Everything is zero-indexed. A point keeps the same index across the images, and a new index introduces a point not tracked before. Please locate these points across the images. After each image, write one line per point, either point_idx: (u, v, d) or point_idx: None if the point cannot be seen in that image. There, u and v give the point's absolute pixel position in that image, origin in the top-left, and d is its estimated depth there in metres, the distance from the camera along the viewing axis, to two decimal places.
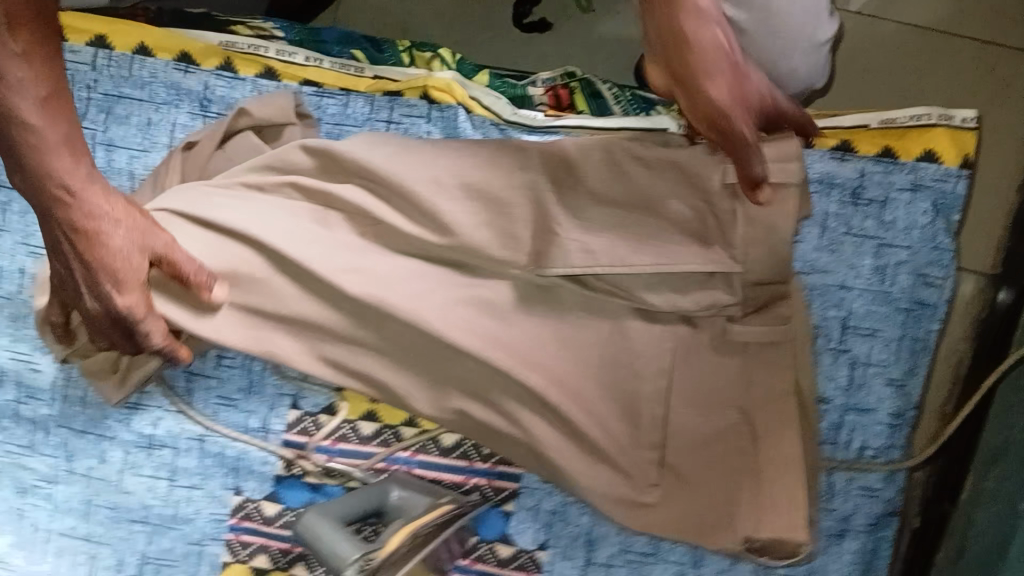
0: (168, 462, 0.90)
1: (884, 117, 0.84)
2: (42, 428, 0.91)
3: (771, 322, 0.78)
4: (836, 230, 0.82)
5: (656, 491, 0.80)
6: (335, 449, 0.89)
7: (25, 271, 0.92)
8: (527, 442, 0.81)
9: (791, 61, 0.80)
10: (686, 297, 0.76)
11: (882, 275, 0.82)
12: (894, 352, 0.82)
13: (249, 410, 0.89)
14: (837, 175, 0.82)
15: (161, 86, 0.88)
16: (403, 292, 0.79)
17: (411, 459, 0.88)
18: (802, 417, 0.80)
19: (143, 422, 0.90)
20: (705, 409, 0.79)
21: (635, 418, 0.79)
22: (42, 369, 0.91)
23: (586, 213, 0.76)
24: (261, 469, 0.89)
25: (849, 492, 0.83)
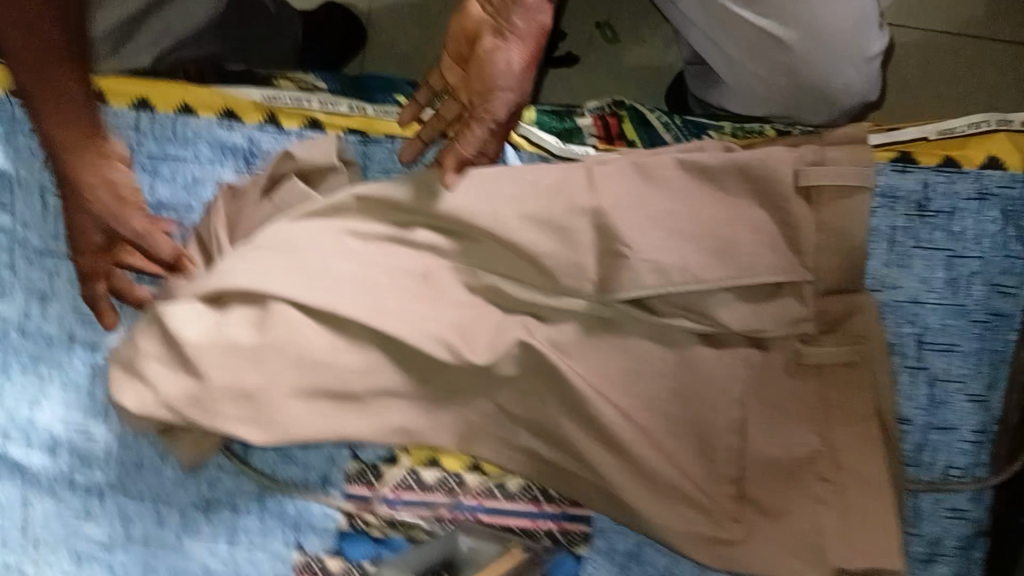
0: (227, 523, 0.87)
1: (941, 128, 0.82)
2: (96, 495, 0.89)
3: (845, 341, 0.78)
4: (905, 244, 0.79)
5: (737, 526, 0.77)
6: (399, 499, 0.86)
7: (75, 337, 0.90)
8: (598, 483, 0.78)
9: (844, 76, 0.74)
10: (759, 315, 0.76)
11: (955, 287, 0.79)
12: (974, 366, 0.79)
13: (308, 464, 0.87)
14: (900, 188, 0.80)
15: (205, 144, 0.88)
16: (472, 332, 0.77)
17: (477, 505, 0.85)
18: (885, 439, 0.77)
19: (200, 483, 0.88)
20: (785, 436, 0.76)
21: (711, 451, 0.77)
22: (97, 436, 0.88)
23: (649, 243, 0.74)
24: (323, 524, 0.86)
25: (937, 515, 0.80)
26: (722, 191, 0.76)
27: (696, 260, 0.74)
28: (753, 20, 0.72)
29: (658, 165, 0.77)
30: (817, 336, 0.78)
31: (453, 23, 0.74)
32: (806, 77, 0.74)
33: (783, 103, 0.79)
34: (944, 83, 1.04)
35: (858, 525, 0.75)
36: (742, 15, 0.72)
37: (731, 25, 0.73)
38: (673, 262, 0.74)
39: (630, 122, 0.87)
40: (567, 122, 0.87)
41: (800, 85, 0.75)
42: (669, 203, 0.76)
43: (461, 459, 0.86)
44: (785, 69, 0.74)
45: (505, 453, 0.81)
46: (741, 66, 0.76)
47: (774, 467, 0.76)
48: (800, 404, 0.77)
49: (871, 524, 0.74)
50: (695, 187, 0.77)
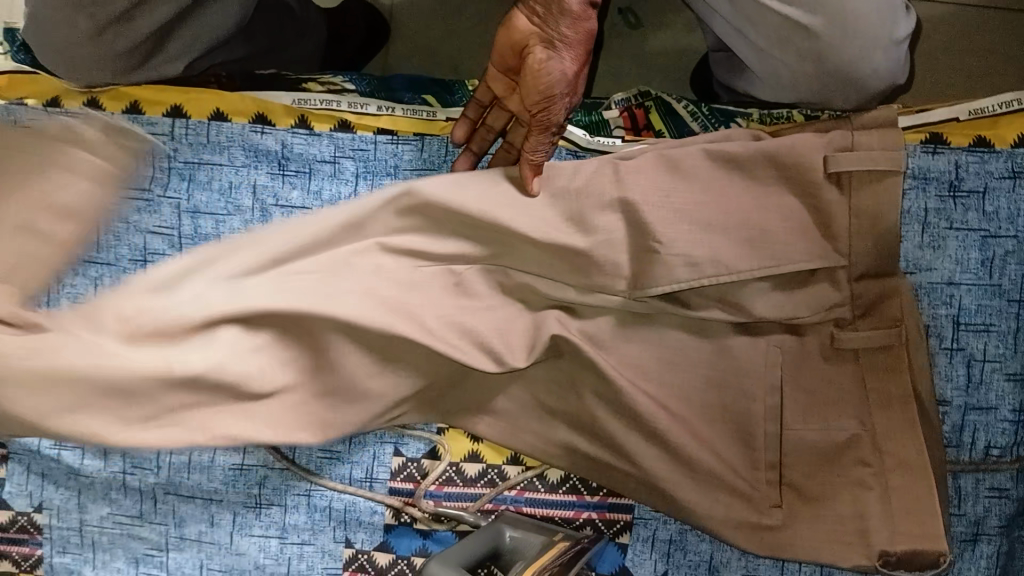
0: (277, 520, 0.90)
1: (971, 107, 0.82)
2: (149, 497, 0.91)
3: (883, 324, 0.77)
4: (939, 225, 0.79)
5: (778, 512, 0.78)
6: (443, 492, 0.88)
7: None
8: (638, 474, 0.79)
9: (872, 61, 0.74)
10: (793, 301, 0.76)
11: (990, 268, 0.79)
12: (1011, 345, 0.79)
13: (353, 461, 0.89)
14: (932, 169, 0.79)
15: (240, 148, 0.89)
16: (509, 329, 0.79)
17: (519, 498, 0.87)
18: (924, 421, 0.78)
19: (249, 483, 0.90)
20: (822, 421, 0.78)
21: (750, 439, 0.78)
22: None
23: (683, 235, 0.75)
24: (370, 519, 0.89)
25: (979, 495, 0.80)
26: (752, 180, 0.77)
27: (729, 250, 0.75)
28: (779, 9, 0.72)
29: (687, 155, 0.77)
30: (855, 320, 0.78)
31: (500, 33, 0.70)
32: (835, 64, 0.74)
33: (811, 92, 0.79)
34: (971, 57, 1.03)
35: (902, 508, 0.75)
36: (767, 4, 0.72)
37: (757, 16, 0.74)
38: (707, 253, 0.74)
39: (657, 113, 0.87)
40: (593, 115, 0.86)
41: (828, 73, 0.75)
42: (702, 193, 0.76)
43: (500, 452, 0.88)
44: (812, 56, 0.74)
45: (545, 445, 0.83)
46: (767, 54, 0.77)
47: (813, 453, 0.78)
48: (836, 388, 0.78)
49: (911, 507, 0.75)
50: (726, 176, 0.77)
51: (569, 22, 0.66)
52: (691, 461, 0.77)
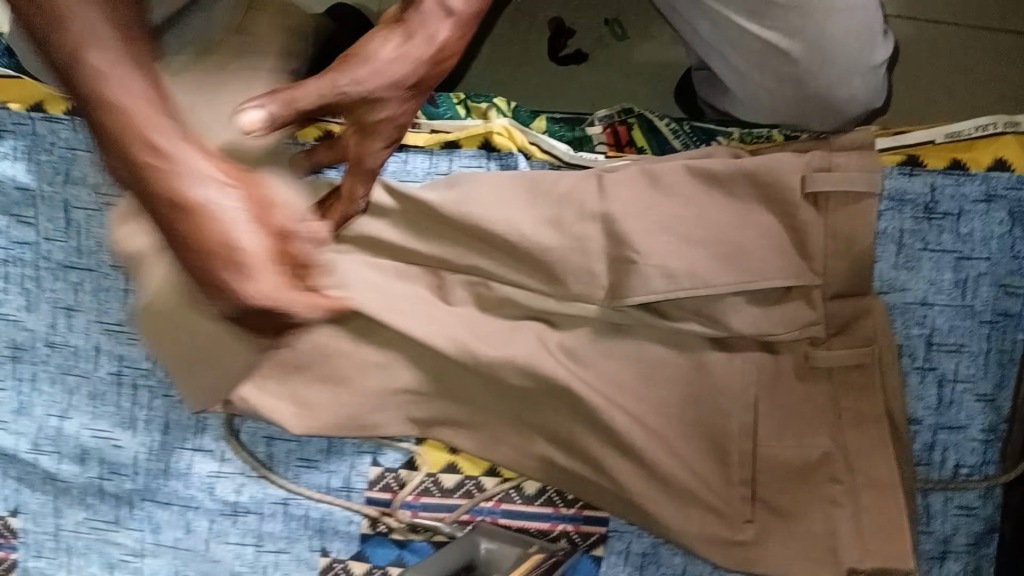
0: (254, 528, 0.90)
1: (949, 130, 0.82)
2: (125, 503, 0.91)
3: (856, 343, 0.78)
4: (913, 247, 0.80)
5: (751, 528, 0.78)
6: (419, 503, 0.88)
7: (100, 349, 0.91)
8: (614, 488, 0.80)
9: (849, 86, 0.75)
10: (768, 320, 0.77)
11: (963, 288, 0.80)
12: (982, 366, 0.80)
13: (331, 470, 0.89)
14: (908, 191, 0.80)
15: None
16: (490, 343, 0.80)
17: (495, 509, 0.88)
18: (896, 440, 0.78)
19: (226, 489, 0.90)
20: (796, 438, 0.78)
21: (724, 454, 0.78)
22: (124, 445, 0.90)
23: (660, 252, 0.75)
24: (346, 529, 0.89)
25: (947, 513, 0.81)
26: (731, 198, 0.77)
27: (707, 267, 0.75)
28: (759, 32, 0.72)
29: (666, 171, 0.78)
30: (828, 339, 0.79)
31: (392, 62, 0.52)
32: (812, 88, 0.75)
33: (790, 114, 0.79)
34: (952, 78, 1.04)
35: (875, 526, 0.76)
36: (747, 27, 0.72)
37: (736, 38, 0.74)
38: (685, 269, 0.75)
39: (640, 129, 0.87)
40: (576, 131, 0.87)
41: (806, 96, 0.76)
42: (680, 210, 0.77)
43: (480, 464, 0.88)
44: (791, 79, 0.75)
45: (521, 457, 0.84)
46: (747, 76, 0.77)
47: (786, 470, 0.78)
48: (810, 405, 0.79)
49: (885, 524, 0.75)
50: (705, 192, 0.78)
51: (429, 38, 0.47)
52: (666, 476, 0.78)
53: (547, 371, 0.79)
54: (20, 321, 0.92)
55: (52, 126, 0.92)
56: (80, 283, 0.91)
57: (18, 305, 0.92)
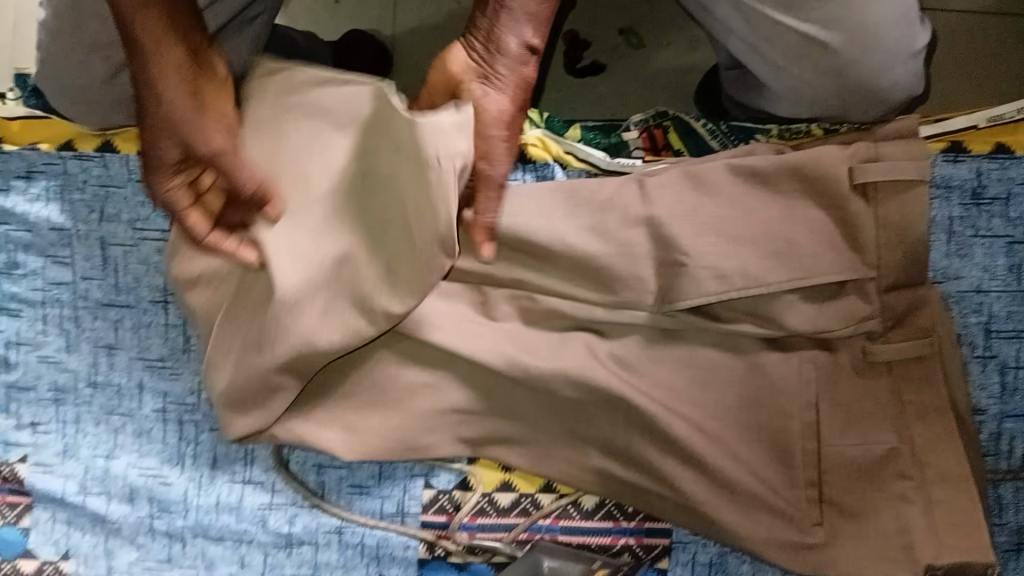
0: (309, 559, 0.88)
1: (991, 114, 0.81)
2: (177, 540, 0.89)
3: (913, 335, 0.77)
4: (963, 233, 0.79)
5: (820, 530, 0.77)
6: (476, 524, 0.87)
7: (144, 386, 0.91)
8: (677, 498, 0.78)
9: (891, 72, 0.75)
10: (820, 316, 0.76)
11: (1019, 274, 0.79)
12: None
13: (384, 495, 0.88)
14: (955, 178, 0.80)
15: None
16: (540, 354, 0.78)
17: (554, 526, 0.86)
18: (962, 431, 0.77)
19: (279, 521, 0.89)
20: (860, 435, 0.77)
21: (788, 456, 0.77)
22: (173, 482, 0.89)
23: (710, 252, 0.75)
24: (403, 554, 0.87)
25: (1019, 503, 0.79)
26: (776, 195, 0.77)
27: (759, 265, 0.74)
28: (796, 25, 0.72)
29: (709, 172, 0.77)
30: (885, 332, 0.77)
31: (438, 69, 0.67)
32: (853, 78, 0.75)
33: (831, 107, 0.79)
34: (981, 63, 1.03)
35: (944, 520, 0.75)
36: (783, 21, 0.72)
37: (771, 34, 0.74)
38: (737, 270, 0.74)
39: (677, 133, 0.87)
40: (613, 137, 0.87)
41: (847, 87, 0.76)
42: (727, 210, 0.76)
43: (535, 480, 0.87)
44: (833, 71, 0.74)
45: (578, 471, 0.82)
46: (788, 71, 0.76)
47: (852, 468, 0.77)
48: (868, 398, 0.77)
49: (954, 518, 0.74)
50: (750, 191, 0.77)
51: (507, 62, 0.65)
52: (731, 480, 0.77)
53: (601, 382, 0.77)
54: (61, 362, 0.91)
55: (84, 164, 0.92)
56: (119, 321, 0.91)
57: (58, 346, 0.91)
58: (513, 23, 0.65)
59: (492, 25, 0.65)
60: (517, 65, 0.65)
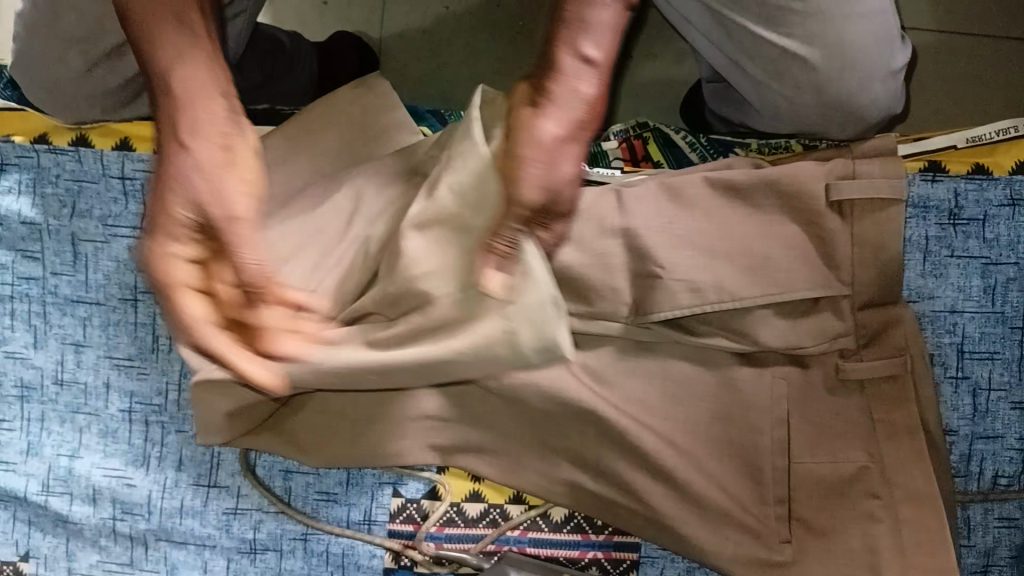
0: (273, 566, 0.87)
1: (968, 135, 0.81)
2: (140, 543, 0.88)
3: (887, 354, 0.77)
4: (940, 254, 0.79)
5: (788, 547, 0.76)
6: (443, 534, 0.86)
7: (110, 386, 0.89)
8: (646, 512, 0.78)
9: (870, 90, 0.74)
10: (795, 330, 0.76)
11: (993, 295, 0.79)
12: (1016, 373, 0.79)
13: (351, 503, 0.87)
14: (932, 198, 0.79)
15: None
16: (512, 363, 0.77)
17: (522, 537, 0.85)
18: (932, 452, 0.77)
19: (244, 527, 0.87)
20: (830, 451, 0.76)
21: (758, 472, 0.76)
22: (137, 484, 0.88)
23: (686, 264, 0.74)
24: (368, 563, 0.86)
25: (988, 525, 0.79)
26: (754, 209, 0.76)
27: (734, 279, 0.74)
28: (776, 41, 0.71)
29: (685, 184, 0.77)
30: (858, 350, 0.77)
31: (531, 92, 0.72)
32: (832, 94, 0.74)
33: (809, 121, 0.78)
34: (963, 84, 1.03)
35: (915, 541, 0.74)
36: (763, 36, 0.71)
37: (752, 48, 0.73)
38: (713, 283, 0.74)
39: (656, 144, 0.86)
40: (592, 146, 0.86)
41: (826, 103, 0.75)
42: (703, 223, 0.75)
43: (504, 491, 0.86)
44: (811, 87, 0.74)
45: (548, 482, 0.81)
46: (766, 86, 0.75)
47: (822, 486, 0.76)
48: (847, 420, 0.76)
49: (923, 539, 0.74)
50: (726, 205, 0.76)
51: None
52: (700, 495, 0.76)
53: (572, 393, 0.77)
54: (27, 359, 0.89)
55: (57, 158, 0.91)
56: (87, 318, 0.89)
57: (25, 343, 0.89)
58: None
59: None
60: None
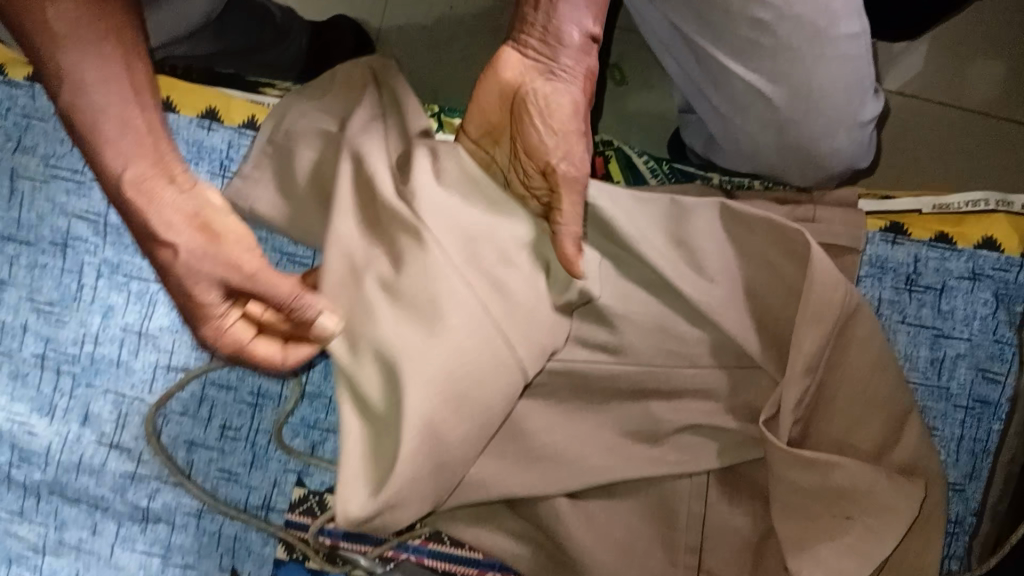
0: (161, 539, 0.83)
1: (938, 202, 0.79)
2: (32, 495, 0.84)
3: (841, 432, 0.70)
4: (890, 318, 0.76)
5: None
6: (341, 532, 0.83)
7: (28, 328, 0.86)
8: (547, 541, 0.74)
9: (834, 139, 0.73)
10: (727, 375, 0.72)
11: (939, 368, 0.76)
12: (953, 453, 0.75)
13: (252, 485, 0.83)
14: (890, 259, 0.77)
15: (183, 143, 0.87)
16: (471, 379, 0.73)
17: (422, 548, 0.82)
18: (916, 529, 0.70)
19: (139, 493, 0.84)
20: (748, 505, 0.74)
21: (671, 517, 0.73)
22: (39, 432, 0.85)
23: (634, 274, 0.72)
24: (260, 550, 0.83)
25: None
26: (715, 244, 0.71)
27: (677, 303, 0.72)
28: (742, 74, 0.71)
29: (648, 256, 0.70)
30: (812, 417, 0.70)
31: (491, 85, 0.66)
32: (794, 139, 0.73)
33: (769, 166, 0.77)
34: None
35: None
36: (732, 66, 0.71)
37: (721, 77, 0.73)
38: (660, 301, 0.72)
39: (617, 164, 0.84)
40: None
41: (788, 147, 0.74)
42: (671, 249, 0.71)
43: None
44: (772, 126, 0.73)
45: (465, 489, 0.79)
46: (729, 120, 0.75)
47: (737, 540, 0.73)
48: (780, 482, 0.68)
49: None
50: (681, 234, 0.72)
51: (568, 53, 0.64)
52: (602, 528, 0.73)
53: None
54: None
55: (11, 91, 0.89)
56: (15, 256, 0.86)
57: None
58: (572, 11, 0.64)
59: (548, 20, 0.64)
60: (579, 55, 0.65)
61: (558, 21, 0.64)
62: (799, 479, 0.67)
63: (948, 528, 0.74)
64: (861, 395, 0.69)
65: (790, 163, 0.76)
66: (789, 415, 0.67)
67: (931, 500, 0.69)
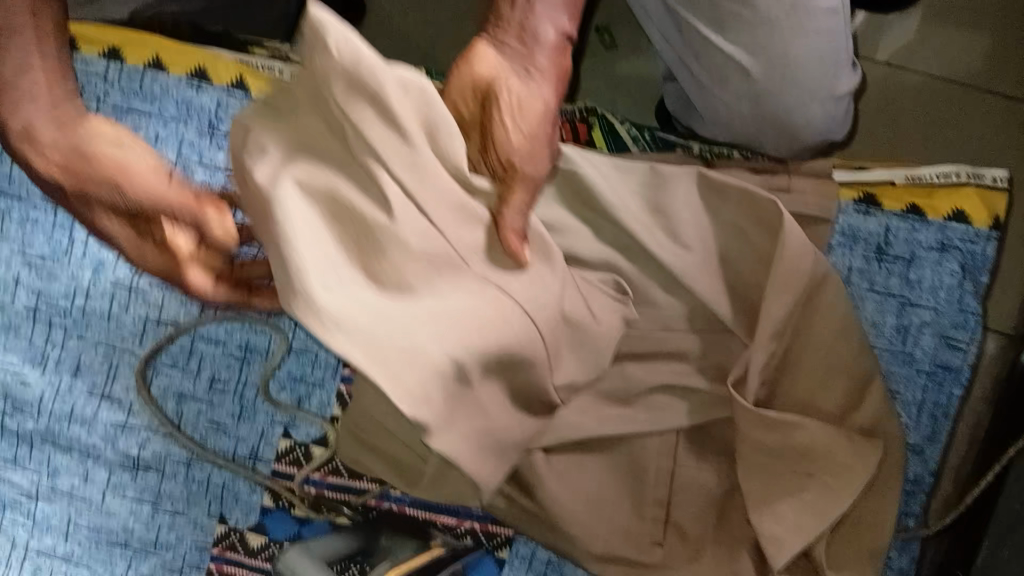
0: (152, 486, 0.86)
1: (910, 174, 0.81)
2: (25, 443, 0.87)
3: (806, 394, 0.72)
4: (858, 285, 0.79)
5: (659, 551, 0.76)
6: (325, 482, 0.86)
7: (21, 281, 0.88)
8: (523, 493, 0.77)
9: (807, 111, 0.75)
10: (699, 339, 0.75)
11: (904, 335, 0.79)
12: (914, 417, 0.78)
13: (238, 436, 0.86)
14: (861, 229, 0.80)
15: (172, 101, 0.89)
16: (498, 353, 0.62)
17: (403, 497, 0.85)
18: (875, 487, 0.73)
19: (129, 443, 0.86)
20: (716, 462, 0.77)
21: (642, 472, 0.76)
22: (31, 382, 0.87)
23: (609, 238, 0.74)
24: (247, 498, 0.86)
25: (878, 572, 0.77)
26: (691, 212, 0.73)
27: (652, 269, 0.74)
28: (723, 46, 0.72)
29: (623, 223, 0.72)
30: (779, 380, 0.73)
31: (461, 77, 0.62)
32: (770, 109, 0.75)
33: (746, 135, 0.79)
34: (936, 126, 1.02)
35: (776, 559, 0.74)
36: (712, 39, 0.72)
37: (702, 50, 0.74)
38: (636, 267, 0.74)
39: (599, 131, 0.86)
40: None
41: (763, 116, 0.76)
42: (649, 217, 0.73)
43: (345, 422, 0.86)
44: (749, 97, 0.75)
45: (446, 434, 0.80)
46: (708, 91, 0.77)
47: (703, 495, 0.76)
48: (747, 441, 0.71)
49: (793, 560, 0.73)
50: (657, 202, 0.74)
51: (542, 52, 0.63)
52: (573, 484, 0.76)
53: None
54: None
55: None
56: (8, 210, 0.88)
57: None
58: (547, 13, 0.64)
59: (524, 18, 0.63)
60: (554, 55, 0.64)
61: (531, 19, 0.63)
62: (763, 439, 0.70)
63: (905, 487, 0.77)
64: (827, 360, 0.72)
65: (766, 130, 0.78)
66: (755, 378, 0.69)
67: (888, 462, 0.73)
